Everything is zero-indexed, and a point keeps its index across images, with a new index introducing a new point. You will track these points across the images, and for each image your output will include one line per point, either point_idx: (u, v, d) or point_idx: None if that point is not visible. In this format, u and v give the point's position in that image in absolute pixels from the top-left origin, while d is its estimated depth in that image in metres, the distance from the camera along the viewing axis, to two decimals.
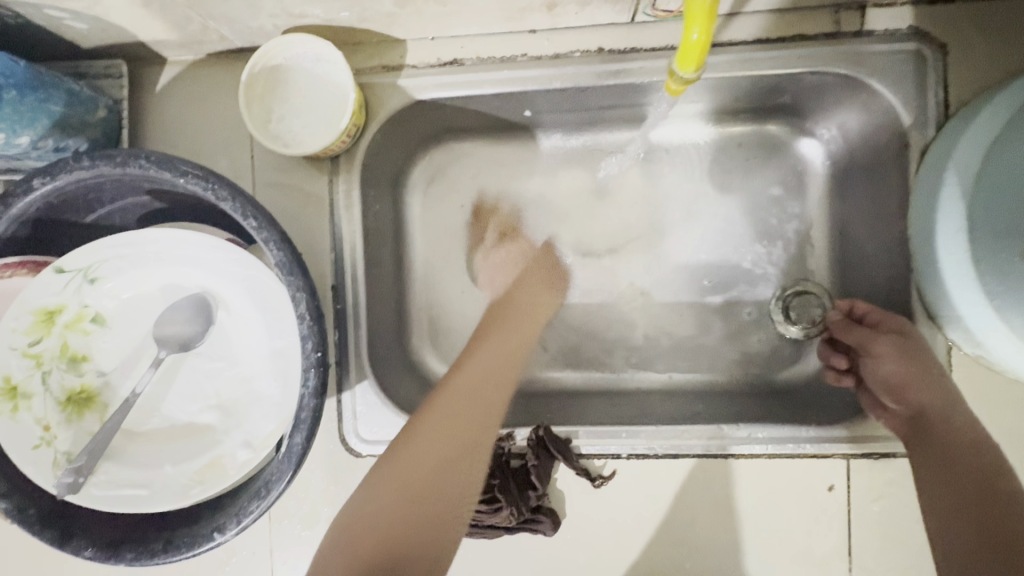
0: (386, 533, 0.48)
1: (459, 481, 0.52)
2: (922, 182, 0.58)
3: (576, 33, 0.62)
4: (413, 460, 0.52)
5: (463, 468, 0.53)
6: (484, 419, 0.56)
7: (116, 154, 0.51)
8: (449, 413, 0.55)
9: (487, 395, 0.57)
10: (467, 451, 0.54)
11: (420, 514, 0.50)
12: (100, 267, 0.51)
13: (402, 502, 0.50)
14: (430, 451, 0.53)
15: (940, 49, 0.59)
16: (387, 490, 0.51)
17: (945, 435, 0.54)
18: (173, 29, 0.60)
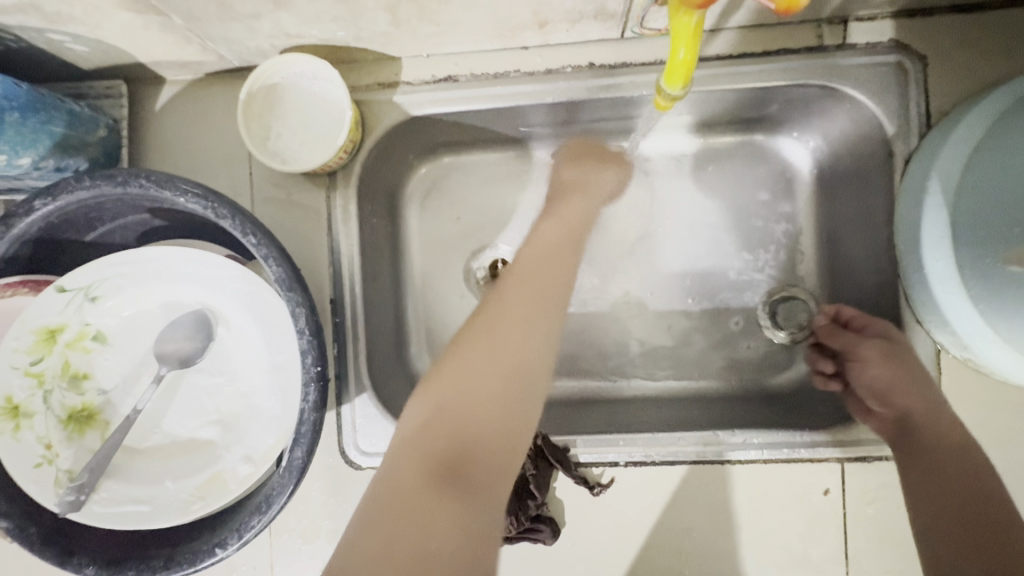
0: (443, 456, 0.44)
1: (518, 394, 0.47)
2: (907, 190, 0.59)
3: (567, 49, 0.63)
4: (466, 381, 0.46)
5: (516, 384, 0.47)
6: (534, 323, 0.50)
7: (117, 174, 0.51)
8: (499, 330, 0.49)
9: (538, 310, 0.50)
10: (523, 369, 0.48)
11: (478, 436, 0.45)
12: (100, 286, 0.52)
13: (459, 432, 0.45)
14: (482, 364, 0.47)
15: (921, 61, 0.61)
16: (439, 407, 0.46)
17: (933, 439, 0.55)
18: (172, 50, 0.61)
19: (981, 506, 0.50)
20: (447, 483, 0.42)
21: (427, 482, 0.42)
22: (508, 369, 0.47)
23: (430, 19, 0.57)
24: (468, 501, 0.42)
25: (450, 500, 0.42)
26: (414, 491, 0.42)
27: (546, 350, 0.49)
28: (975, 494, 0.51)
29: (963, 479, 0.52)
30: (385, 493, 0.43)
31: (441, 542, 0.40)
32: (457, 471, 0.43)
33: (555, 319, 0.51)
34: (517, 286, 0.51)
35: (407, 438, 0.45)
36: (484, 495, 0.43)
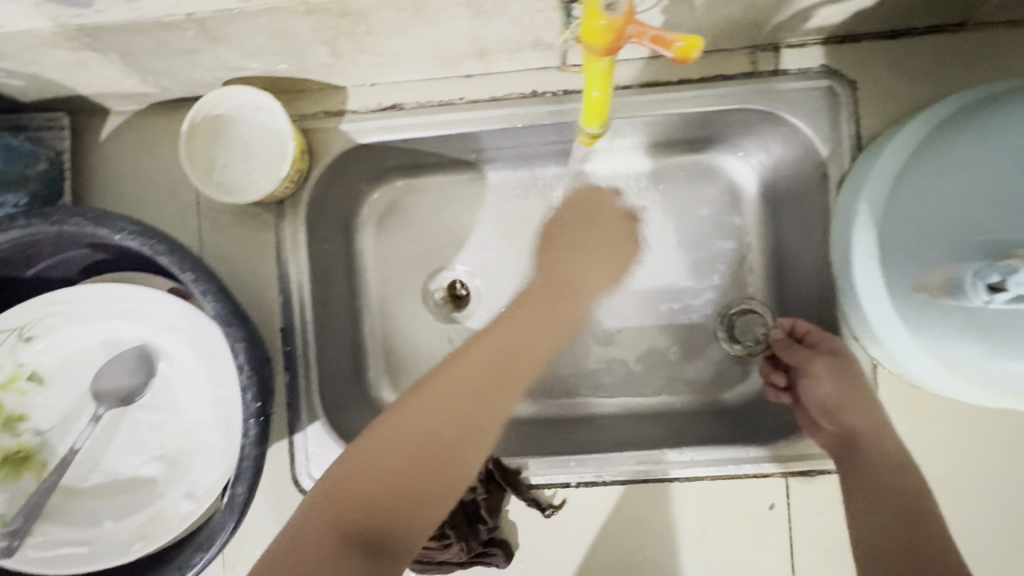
0: (348, 517, 0.46)
1: (429, 473, 0.49)
2: (840, 213, 0.61)
3: (511, 77, 0.64)
4: (384, 455, 0.49)
5: (436, 458, 0.49)
6: (463, 411, 0.51)
7: (52, 213, 0.51)
8: (431, 404, 0.51)
9: (481, 380, 0.53)
10: (450, 445, 0.50)
11: (379, 500, 0.47)
12: (35, 325, 0.51)
13: (393, 477, 0.48)
14: (398, 438, 0.49)
15: (851, 85, 0.63)
16: (354, 479, 0.48)
17: (880, 459, 0.59)
18: (112, 83, 0.60)
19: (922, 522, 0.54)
20: (346, 542, 0.45)
21: (330, 539, 0.46)
22: (423, 447, 0.49)
23: (370, 51, 0.58)
24: (372, 567, 0.45)
25: (345, 562, 0.45)
26: (316, 548, 0.45)
27: (484, 417, 0.52)
28: (916, 510, 0.55)
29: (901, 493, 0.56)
30: (290, 540, 0.46)
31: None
32: (359, 534, 0.46)
33: (506, 397, 0.53)
34: (460, 362, 0.54)
35: (316, 499, 0.48)
36: (386, 556, 0.46)
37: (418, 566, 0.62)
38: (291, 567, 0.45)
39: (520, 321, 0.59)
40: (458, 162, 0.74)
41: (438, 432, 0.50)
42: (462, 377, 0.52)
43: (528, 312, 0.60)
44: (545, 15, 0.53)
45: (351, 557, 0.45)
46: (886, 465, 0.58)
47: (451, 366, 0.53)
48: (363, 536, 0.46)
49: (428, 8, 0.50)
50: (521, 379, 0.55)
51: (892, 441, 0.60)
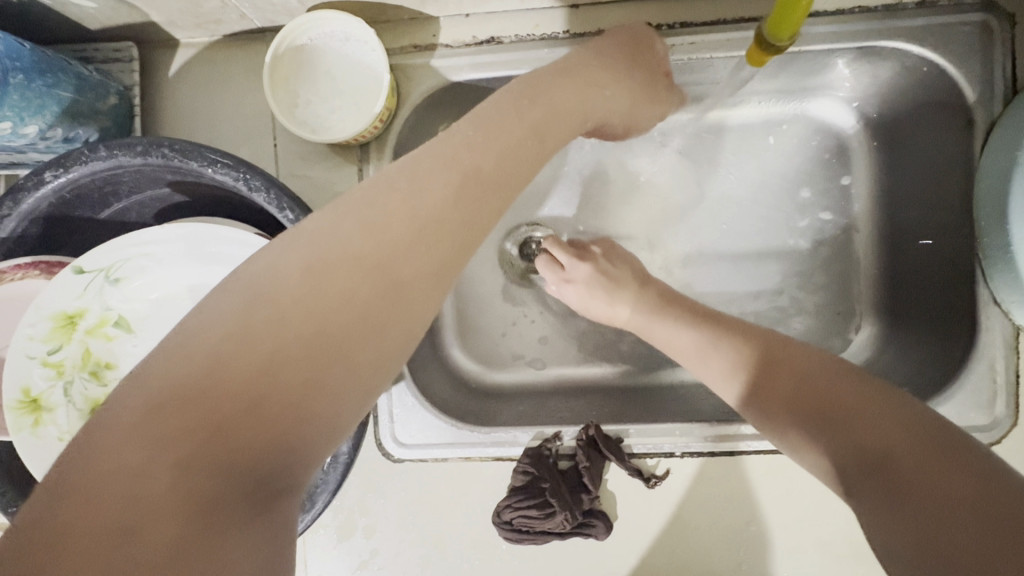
0: (218, 440, 0.29)
1: (343, 376, 0.33)
2: (992, 163, 0.55)
3: (620, 8, 0.58)
4: (302, 328, 0.32)
5: (357, 349, 0.33)
6: (392, 277, 0.35)
7: (136, 143, 0.46)
8: (370, 247, 0.34)
9: (440, 239, 0.37)
10: (382, 311, 0.34)
11: (263, 421, 0.30)
12: (122, 266, 0.47)
13: (306, 363, 0.32)
14: (296, 320, 0.32)
15: (1007, 20, 0.56)
16: (216, 353, 0.31)
17: (797, 386, 0.48)
18: (188, 7, 0.55)
19: (866, 434, 0.41)
20: (191, 484, 0.28)
21: (184, 473, 0.29)
22: (327, 337, 0.33)
23: None
24: (262, 521, 0.30)
25: (202, 524, 0.28)
26: (163, 484, 0.28)
27: (432, 292, 0.37)
28: (847, 419, 0.43)
29: (832, 418, 0.44)
30: (105, 459, 0.28)
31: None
32: (227, 469, 0.29)
33: (462, 254, 0.38)
34: (415, 194, 0.36)
35: (153, 398, 0.30)
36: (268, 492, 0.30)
37: (515, 535, 0.59)
38: (104, 524, 0.27)
39: (489, 145, 0.41)
40: None
41: (374, 313, 0.34)
42: (426, 219, 0.36)
43: (525, 127, 0.43)
44: None
45: (216, 505, 0.29)
46: (799, 394, 0.48)
47: (379, 213, 0.35)
48: (230, 474, 0.29)
49: None
50: (493, 217, 0.40)
51: (808, 363, 0.49)
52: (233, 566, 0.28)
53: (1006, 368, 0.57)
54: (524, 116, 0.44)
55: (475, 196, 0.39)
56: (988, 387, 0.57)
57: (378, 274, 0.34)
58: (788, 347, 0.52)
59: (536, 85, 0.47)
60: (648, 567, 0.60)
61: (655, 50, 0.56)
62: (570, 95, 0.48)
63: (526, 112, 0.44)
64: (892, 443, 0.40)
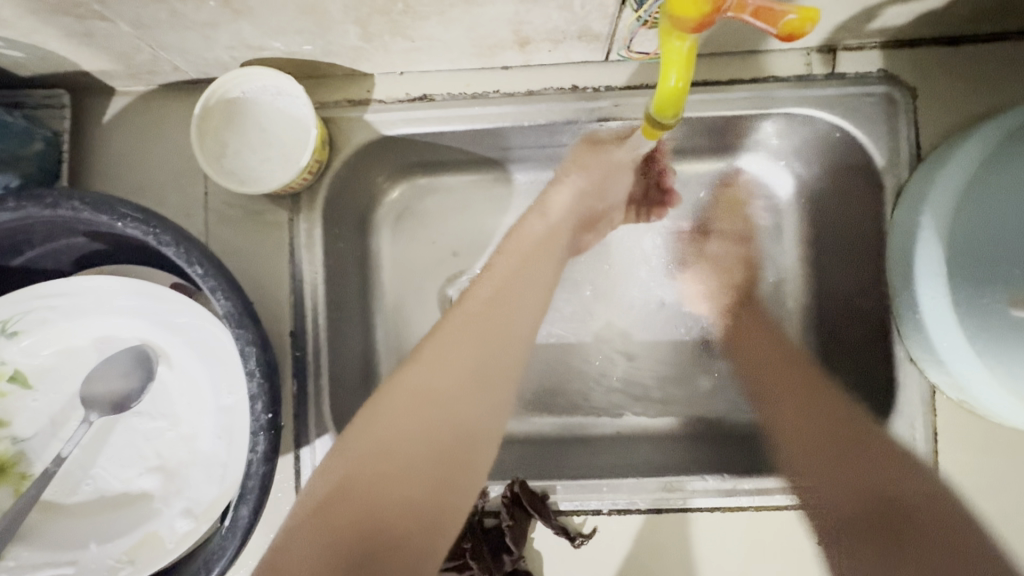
0: (357, 519, 0.40)
1: (452, 453, 0.44)
2: (900, 222, 0.57)
3: (549, 70, 0.60)
4: (408, 416, 0.44)
5: (461, 462, 0.44)
6: (467, 377, 0.47)
7: (46, 195, 0.46)
8: (440, 363, 0.47)
9: (492, 369, 0.48)
10: (464, 401, 0.46)
11: (402, 524, 0.40)
12: (19, 320, 0.45)
13: (419, 441, 0.43)
14: (406, 417, 0.44)
15: (910, 93, 0.59)
16: (347, 459, 0.43)
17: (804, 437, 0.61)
18: (119, 59, 0.56)
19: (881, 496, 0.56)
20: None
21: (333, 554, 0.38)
22: (433, 427, 0.44)
23: (404, 33, 0.53)
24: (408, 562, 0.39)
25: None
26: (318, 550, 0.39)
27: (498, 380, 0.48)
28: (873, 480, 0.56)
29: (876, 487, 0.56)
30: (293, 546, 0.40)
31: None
32: (378, 539, 0.39)
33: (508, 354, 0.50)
34: (456, 335, 0.48)
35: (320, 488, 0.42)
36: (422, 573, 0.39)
37: None
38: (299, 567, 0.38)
39: (513, 270, 0.54)
40: (485, 161, 0.71)
41: (451, 394, 0.46)
42: (473, 323, 0.50)
43: (518, 264, 0.55)
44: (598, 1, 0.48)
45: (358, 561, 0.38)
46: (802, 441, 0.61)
47: (445, 326, 0.49)
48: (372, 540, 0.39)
49: None
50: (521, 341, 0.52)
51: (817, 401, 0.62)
52: None
53: (924, 425, 0.58)
54: (526, 258, 0.56)
55: (506, 305, 0.52)
56: (908, 444, 0.58)
57: (447, 366, 0.47)
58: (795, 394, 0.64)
59: (513, 238, 0.58)
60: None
61: (622, 177, 0.66)
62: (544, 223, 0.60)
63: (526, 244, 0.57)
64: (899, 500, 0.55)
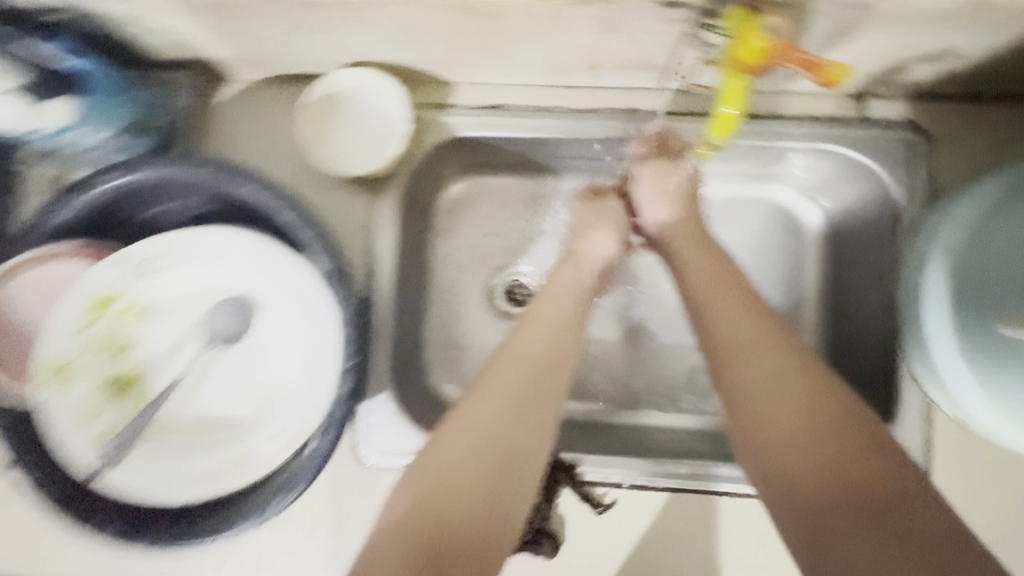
0: (428, 536, 0.46)
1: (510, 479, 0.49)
2: (914, 253, 0.62)
3: (609, 92, 0.68)
4: (472, 447, 0.49)
5: (514, 494, 0.49)
6: (523, 410, 0.51)
7: (188, 158, 0.56)
8: (500, 397, 0.52)
9: (543, 406, 0.53)
10: (521, 434, 0.51)
11: (467, 541, 0.47)
12: (159, 260, 0.54)
13: (480, 468, 0.49)
14: (470, 447, 0.49)
15: (928, 140, 0.67)
16: (419, 481, 0.49)
17: (803, 468, 0.45)
18: (244, 52, 0.65)
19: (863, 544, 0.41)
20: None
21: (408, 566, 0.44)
22: (494, 456, 0.49)
23: (493, 51, 0.61)
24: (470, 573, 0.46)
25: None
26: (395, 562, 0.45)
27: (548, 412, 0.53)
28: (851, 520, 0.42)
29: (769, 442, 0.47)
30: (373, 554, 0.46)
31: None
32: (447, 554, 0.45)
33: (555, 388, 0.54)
34: (512, 373, 0.53)
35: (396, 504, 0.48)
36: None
37: None
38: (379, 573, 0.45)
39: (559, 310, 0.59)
40: (539, 168, 0.78)
41: (509, 425, 0.51)
42: (528, 361, 0.54)
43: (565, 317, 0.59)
44: (664, 39, 0.56)
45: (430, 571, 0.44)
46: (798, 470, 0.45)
47: (504, 362, 0.54)
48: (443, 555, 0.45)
49: (562, 18, 0.54)
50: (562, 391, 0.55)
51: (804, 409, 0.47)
52: None
53: (919, 437, 0.64)
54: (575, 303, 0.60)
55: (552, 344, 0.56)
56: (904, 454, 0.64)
57: (506, 401, 0.51)
58: (795, 393, 0.48)
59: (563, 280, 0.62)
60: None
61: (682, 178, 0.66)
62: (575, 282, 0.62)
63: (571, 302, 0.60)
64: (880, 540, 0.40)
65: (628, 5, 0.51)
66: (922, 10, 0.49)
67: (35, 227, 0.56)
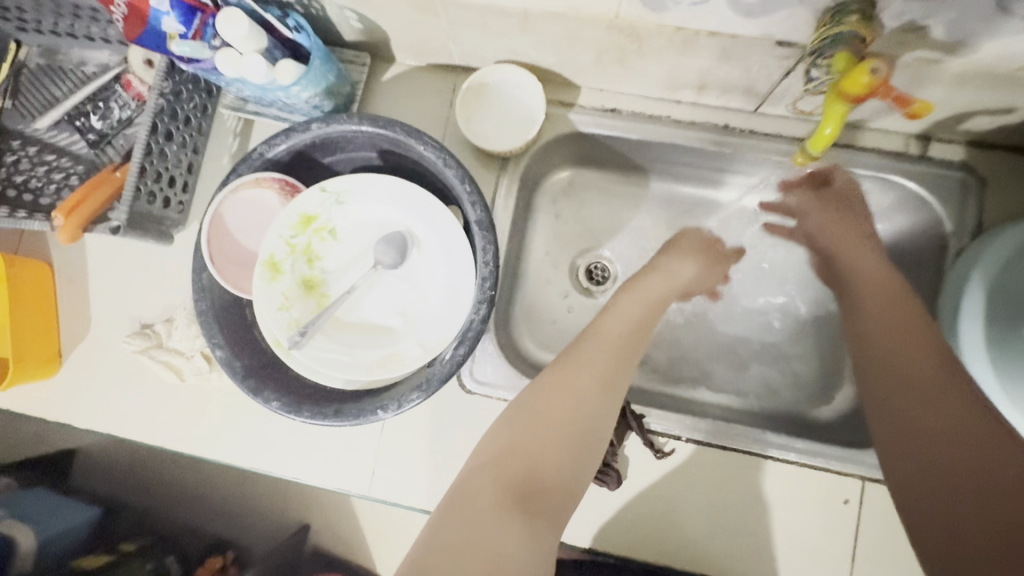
0: (521, 479, 0.56)
1: (584, 443, 0.61)
2: (954, 275, 0.73)
3: (710, 109, 0.81)
4: (556, 411, 0.61)
5: (588, 454, 0.61)
6: (594, 388, 0.64)
7: (379, 119, 0.68)
8: (579, 374, 0.64)
9: (611, 384, 0.65)
10: (593, 407, 0.63)
11: (551, 488, 0.58)
12: (348, 194, 0.69)
13: (562, 430, 0.60)
14: (551, 411, 0.61)
15: (980, 182, 0.78)
16: (511, 434, 0.59)
17: (926, 417, 0.56)
18: (417, 42, 0.80)
19: (966, 468, 0.51)
20: (522, 516, 0.53)
21: (504, 499, 0.54)
22: (573, 421, 0.61)
23: (623, 64, 0.75)
24: (550, 515, 0.56)
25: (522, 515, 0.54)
26: (493, 496, 0.54)
27: (616, 390, 0.66)
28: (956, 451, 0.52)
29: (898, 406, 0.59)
30: (468, 490, 0.55)
31: (530, 551, 0.52)
32: (536, 495, 0.56)
33: (623, 369, 0.68)
34: (597, 354, 0.67)
35: (488, 453, 0.59)
36: (554, 524, 0.56)
37: None
38: (482, 503, 0.54)
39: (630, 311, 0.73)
40: (634, 168, 0.92)
41: (585, 398, 0.63)
42: (598, 350, 0.68)
43: (643, 311, 0.74)
44: (770, 71, 0.69)
45: (526, 507, 0.54)
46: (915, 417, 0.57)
47: (577, 349, 0.67)
48: (534, 496, 0.56)
49: (690, 45, 0.67)
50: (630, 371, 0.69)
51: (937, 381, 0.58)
52: (541, 531, 0.54)
53: None
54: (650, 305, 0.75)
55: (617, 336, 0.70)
56: None
57: (582, 378, 0.64)
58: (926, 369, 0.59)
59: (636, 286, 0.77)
60: (633, 531, 0.75)
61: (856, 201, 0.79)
62: (660, 282, 0.77)
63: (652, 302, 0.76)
64: (975, 470, 0.50)
65: (747, 41, 0.64)
66: (987, 72, 0.61)
67: (250, 156, 0.69)
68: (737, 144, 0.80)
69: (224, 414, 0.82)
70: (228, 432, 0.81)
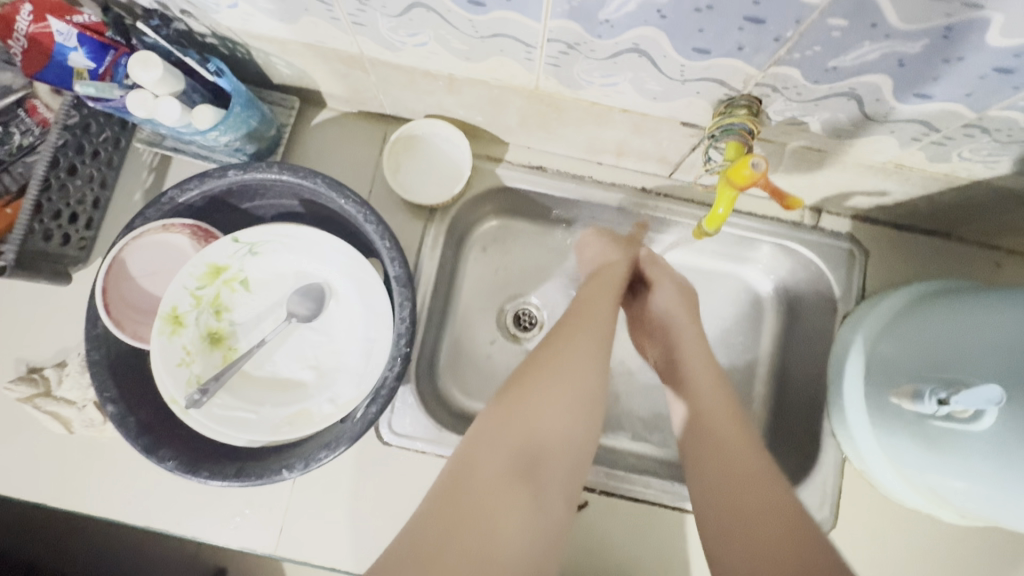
0: (525, 455, 0.55)
1: (585, 411, 0.59)
2: (843, 336, 0.80)
3: (630, 172, 0.86)
4: (554, 383, 0.59)
5: (590, 419, 0.60)
6: (583, 358, 0.62)
7: (300, 169, 0.67)
8: (568, 349, 0.62)
9: (598, 347, 0.63)
10: (589, 375, 0.61)
11: (558, 461, 0.56)
12: (263, 245, 0.67)
13: (561, 399, 0.58)
14: (549, 381, 0.59)
15: (865, 253, 0.86)
16: (506, 408, 0.57)
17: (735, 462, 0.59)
18: (348, 92, 0.80)
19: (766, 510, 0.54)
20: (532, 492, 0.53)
21: (505, 477, 0.53)
22: (571, 390, 0.59)
23: (548, 128, 0.78)
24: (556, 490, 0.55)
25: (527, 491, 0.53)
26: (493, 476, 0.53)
27: (602, 353, 0.63)
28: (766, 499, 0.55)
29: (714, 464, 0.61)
30: (463, 471, 0.54)
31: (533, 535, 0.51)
32: (543, 471, 0.55)
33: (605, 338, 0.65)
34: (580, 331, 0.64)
35: (474, 436, 0.57)
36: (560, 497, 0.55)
37: None
38: (483, 484, 0.52)
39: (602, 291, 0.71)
40: (561, 221, 0.95)
41: (577, 364, 0.61)
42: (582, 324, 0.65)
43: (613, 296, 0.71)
44: (680, 145, 0.74)
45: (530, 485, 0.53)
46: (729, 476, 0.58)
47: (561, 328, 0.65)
48: (537, 473, 0.55)
49: (606, 117, 0.71)
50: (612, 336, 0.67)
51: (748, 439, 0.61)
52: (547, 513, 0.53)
53: (834, 484, 0.79)
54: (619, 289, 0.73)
55: (601, 312, 0.67)
56: (817, 494, 0.79)
57: (571, 350, 0.62)
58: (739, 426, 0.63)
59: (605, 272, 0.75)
60: None
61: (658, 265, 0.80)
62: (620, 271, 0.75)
63: (606, 305, 0.69)
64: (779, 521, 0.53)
65: (656, 119, 0.69)
66: (860, 161, 0.69)
67: (159, 202, 0.66)
68: (653, 207, 0.85)
69: (117, 467, 0.76)
70: (121, 487, 0.76)
